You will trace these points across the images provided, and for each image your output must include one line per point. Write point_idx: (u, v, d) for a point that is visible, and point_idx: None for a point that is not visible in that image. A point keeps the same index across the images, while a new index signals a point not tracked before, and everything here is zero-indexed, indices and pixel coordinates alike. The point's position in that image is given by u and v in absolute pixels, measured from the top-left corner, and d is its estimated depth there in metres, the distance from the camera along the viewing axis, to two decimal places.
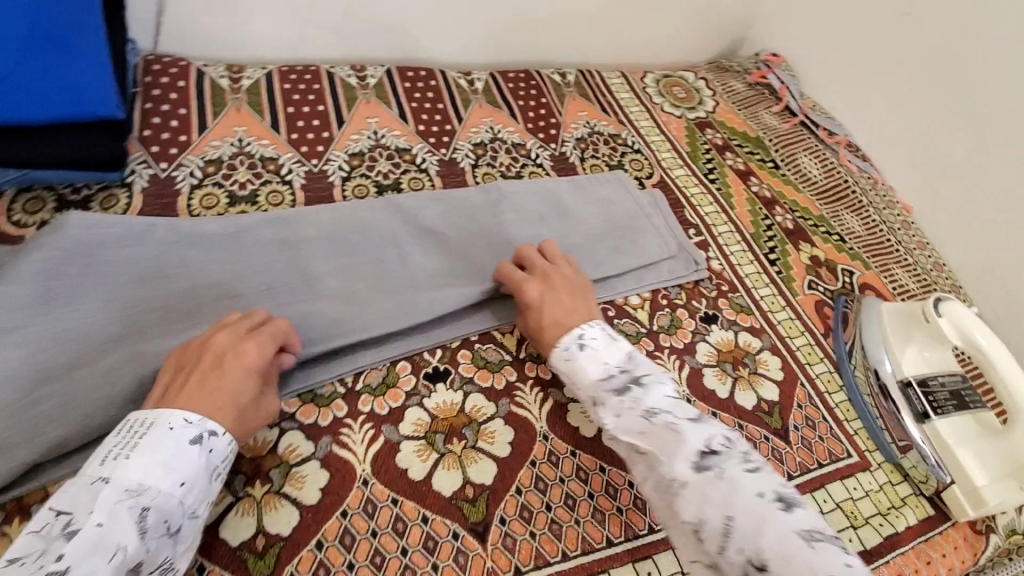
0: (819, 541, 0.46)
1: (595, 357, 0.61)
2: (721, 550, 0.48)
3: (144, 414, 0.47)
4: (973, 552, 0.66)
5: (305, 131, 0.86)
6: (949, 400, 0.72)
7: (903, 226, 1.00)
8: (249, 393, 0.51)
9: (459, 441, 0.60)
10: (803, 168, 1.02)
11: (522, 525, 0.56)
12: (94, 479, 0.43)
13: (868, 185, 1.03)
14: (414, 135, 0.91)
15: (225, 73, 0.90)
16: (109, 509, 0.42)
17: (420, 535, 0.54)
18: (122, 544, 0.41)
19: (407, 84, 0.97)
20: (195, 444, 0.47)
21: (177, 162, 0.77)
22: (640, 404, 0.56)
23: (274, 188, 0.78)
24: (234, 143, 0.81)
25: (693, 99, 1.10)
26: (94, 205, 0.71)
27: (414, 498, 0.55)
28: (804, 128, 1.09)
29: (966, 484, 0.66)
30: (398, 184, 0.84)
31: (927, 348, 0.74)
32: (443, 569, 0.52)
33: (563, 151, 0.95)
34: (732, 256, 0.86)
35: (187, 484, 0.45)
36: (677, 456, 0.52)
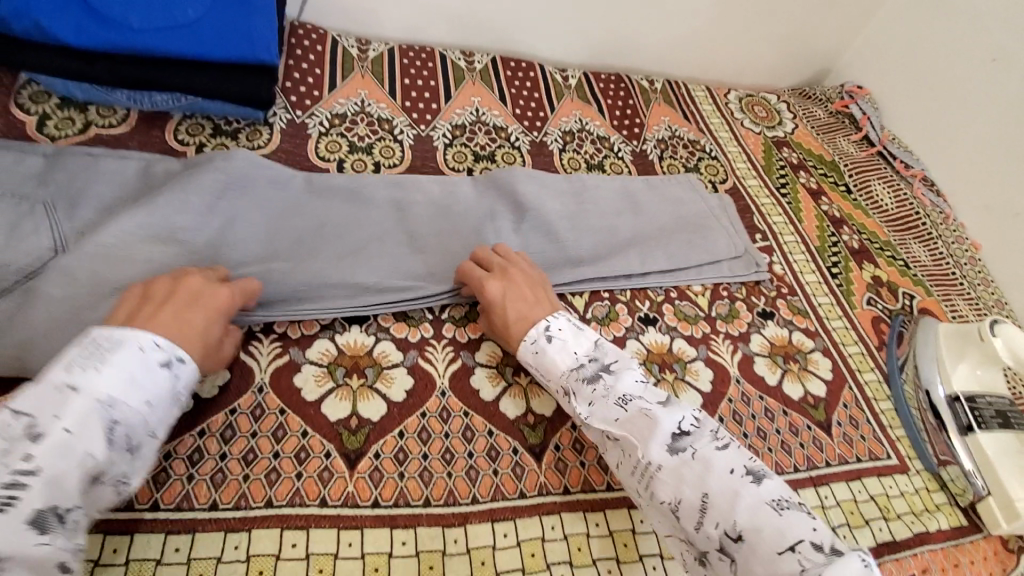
0: (787, 509, 0.48)
1: (563, 349, 0.61)
2: (698, 526, 0.49)
3: (110, 332, 0.49)
4: (1004, 568, 0.67)
5: (417, 101, 0.96)
6: (994, 417, 0.74)
7: (970, 262, 1.01)
8: (215, 336, 0.55)
9: (525, 375, 0.67)
10: (874, 195, 1.06)
11: (574, 454, 0.62)
12: (58, 387, 0.45)
13: (939, 220, 1.05)
14: (511, 117, 0.99)
15: (355, 44, 1.02)
16: (76, 415, 0.44)
17: (485, 444, 0.61)
18: (88, 454, 0.44)
19: (509, 73, 1.07)
20: (163, 367, 0.50)
21: (309, 112, 0.89)
22: (612, 391, 0.57)
23: (387, 144, 0.88)
24: (357, 103, 0.92)
25: (773, 118, 1.15)
26: (241, 137, 0.82)
27: (483, 415, 0.63)
28: (881, 158, 1.12)
29: (1002, 497, 0.68)
30: (493, 156, 0.92)
31: (980, 367, 0.77)
32: (502, 476, 0.59)
33: (646, 149, 1.02)
34: (795, 264, 0.90)
35: (152, 403, 0.48)
36: (651, 440, 0.53)
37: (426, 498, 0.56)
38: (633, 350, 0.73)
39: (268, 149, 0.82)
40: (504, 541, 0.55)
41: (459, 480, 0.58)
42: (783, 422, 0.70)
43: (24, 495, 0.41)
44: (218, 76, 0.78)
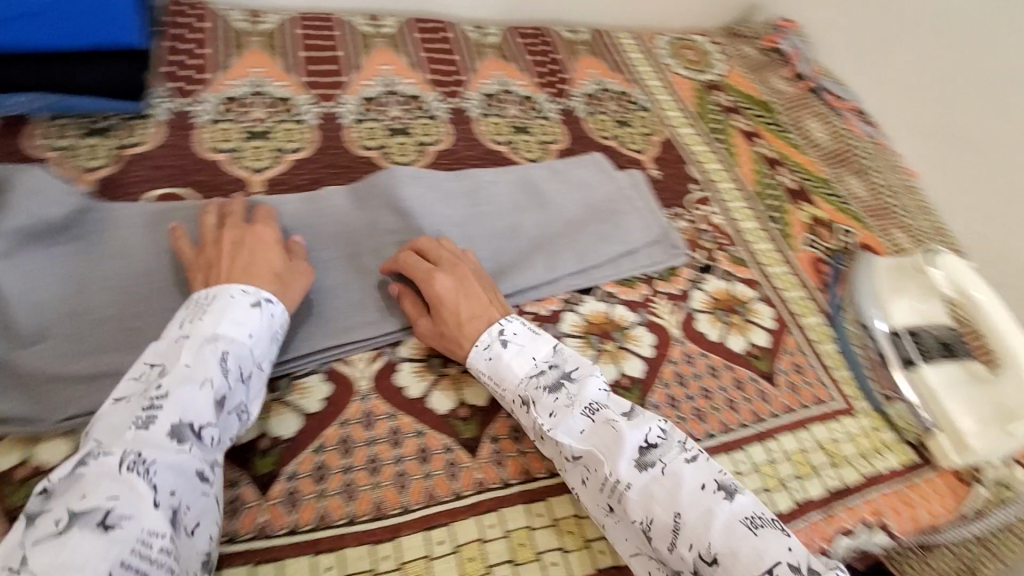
0: (762, 528, 0.45)
1: (521, 354, 0.58)
2: (671, 547, 0.46)
3: (204, 292, 0.53)
4: (958, 500, 0.66)
5: (320, 75, 0.88)
6: (938, 348, 0.73)
7: (906, 192, 0.98)
8: (277, 261, 0.59)
9: (456, 365, 0.63)
10: (809, 131, 1.04)
11: (512, 442, 0.59)
12: (174, 338, 0.49)
13: (873, 150, 1.03)
14: (426, 83, 0.92)
15: (244, 18, 0.92)
16: (192, 354, 0.48)
17: (414, 446, 0.57)
18: (208, 377, 0.47)
19: (422, 35, 0.99)
20: (255, 307, 0.53)
21: (195, 99, 0.80)
22: (577, 401, 0.55)
23: (288, 126, 0.80)
24: (251, 83, 0.84)
25: (704, 62, 1.11)
26: (116, 133, 0.73)
27: (411, 414, 0.59)
28: (814, 94, 1.10)
29: (952, 432, 0.67)
30: (408, 128, 0.85)
31: (920, 301, 0.76)
32: (435, 478, 0.56)
33: (575, 105, 0.97)
34: (734, 213, 0.87)
35: (255, 337, 0.52)
36: (619, 455, 0.50)
37: (349, 515, 0.52)
38: (571, 323, 0.69)
39: (150, 143, 0.73)
40: (439, 548, 0.52)
41: (388, 490, 0.54)
42: (728, 378, 0.69)
43: (161, 414, 0.44)
44: (82, 70, 0.70)
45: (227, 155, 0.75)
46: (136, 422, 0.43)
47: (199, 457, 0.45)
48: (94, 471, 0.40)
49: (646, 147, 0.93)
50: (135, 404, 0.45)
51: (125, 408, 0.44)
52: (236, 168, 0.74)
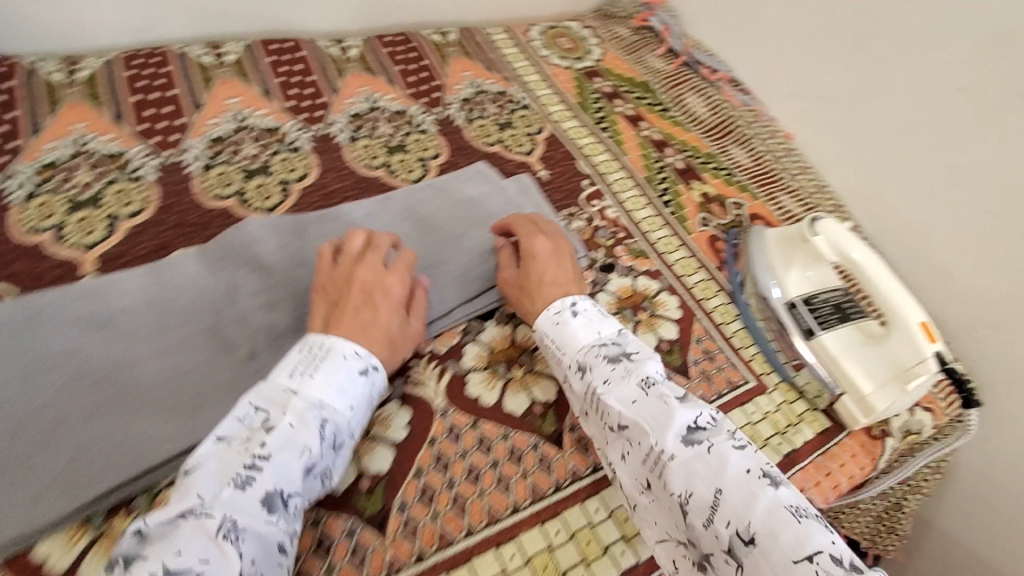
0: (805, 518, 0.45)
1: (587, 325, 0.61)
2: (707, 523, 0.47)
3: (314, 337, 0.55)
4: (872, 458, 0.70)
5: (156, 120, 0.77)
6: (832, 313, 0.74)
7: (786, 154, 0.99)
8: (397, 324, 0.59)
9: (468, 402, 0.63)
10: (688, 107, 1.04)
11: (472, 485, 0.58)
12: (284, 389, 0.51)
13: (751, 118, 1.02)
14: (283, 112, 0.84)
15: (59, 67, 0.79)
16: (296, 415, 0.50)
17: (314, 538, 0.53)
18: (307, 444, 0.49)
19: (272, 58, 0.89)
20: (363, 375, 0.54)
21: (5, 173, 0.68)
22: (633, 373, 0.56)
23: (121, 186, 0.70)
24: (74, 143, 0.72)
25: (579, 49, 1.09)
26: None
27: (311, 500, 0.55)
28: (688, 68, 1.09)
29: (856, 395, 0.69)
30: (267, 166, 0.77)
31: (809, 268, 0.77)
32: (341, 569, 0.52)
33: (455, 114, 0.91)
34: (627, 205, 0.86)
35: (354, 408, 0.53)
36: (666, 428, 0.51)
37: None
38: (473, 356, 0.67)
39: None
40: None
41: None
42: None
43: (258, 478, 0.46)
44: None
45: (48, 235, 0.64)
46: (234, 481, 0.46)
47: (280, 530, 0.46)
48: (190, 527, 0.43)
49: (532, 148, 0.90)
50: (240, 454, 0.47)
51: (231, 455, 0.47)
52: (62, 249, 0.64)
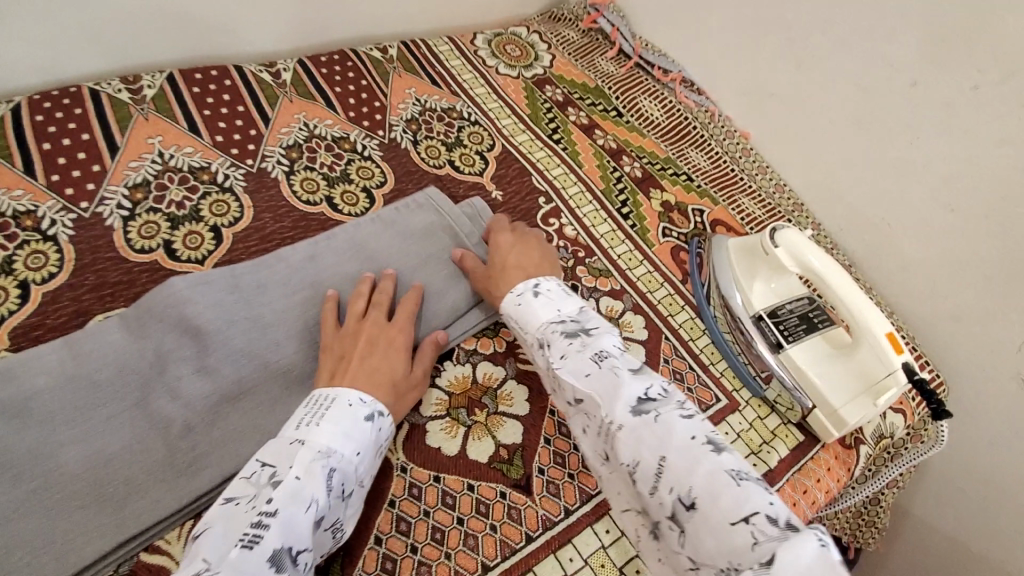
0: (746, 480, 0.40)
1: (547, 302, 0.55)
2: (653, 490, 0.43)
3: (324, 390, 0.46)
4: (846, 468, 0.72)
5: (231, 132, 0.67)
6: (799, 325, 0.70)
7: (743, 154, 0.89)
8: (401, 368, 0.50)
9: (482, 410, 0.55)
10: (644, 111, 0.92)
11: (523, 495, 0.51)
12: (290, 440, 0.42)
13: (707, 120, 0.91)
14: (348, 122, 0.73)
15: (119, 86, 0.67)
16: (305, 464, 0.40)
17: (427, 529, 0.47)
18: (317, 495, 0.39)
19: (325, 70, 0.77)
20: (534, 294, 0.56)
21: (98, 198, 0.59)
22: (589, 347, 0.51)
23: (218, 198, 0.62)
24: (157, 159, 0.63)
25: (528, 55, 0.93)
26: (17, 265, 0.53)
27: (459, 472, 0.51)
28: (640, 70, 0.96)
29: (825, 408, 0.67)
30: (348, 175, 0.68)
31: (774, 280, 0.72)
32: (456, 558, 0.47)
33: (490, 111, 0.83)
34: (586, 219, 0.77)
35: (362, 454, 0.43)
36: (615, 399, 0.46)
37: None
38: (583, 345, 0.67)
39: (65, 273, 0.54)
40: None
41: None
42: (707, 383, 0.70)
43: (266, 536, 0.35)
44: None
45: (160, 252, 0.57)
46: (242, 540, 0.35)
47: None
48: None
49: (484, 167, 0.76)
50: (246, 513, 0.37)
51: (234, 515, 0.37)
52: (177, 265, 0.57)
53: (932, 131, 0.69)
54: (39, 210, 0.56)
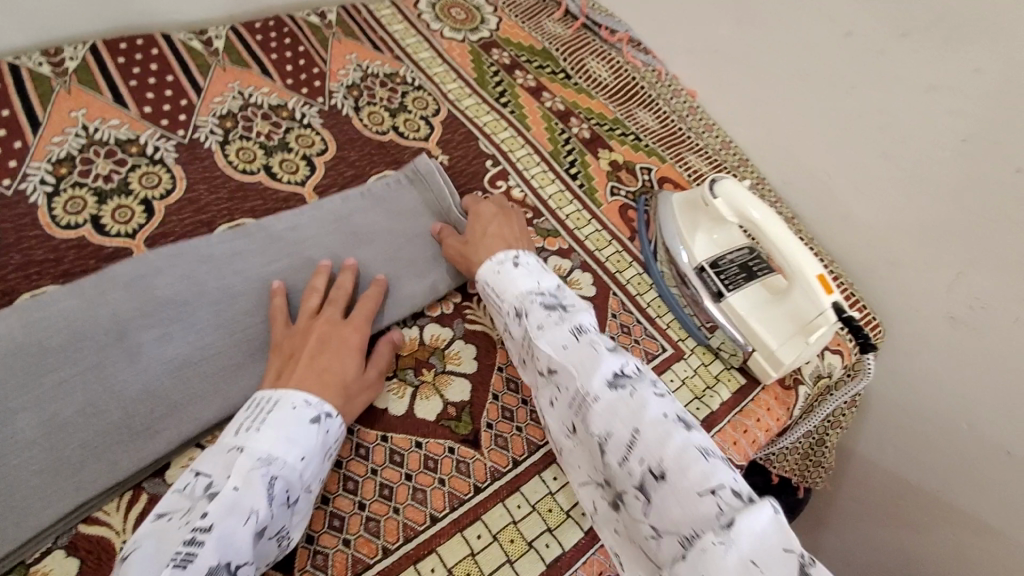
0: (713, 457, 0.52)
1: (527, 274, 0.68)
2: (622, 462, 0.53)
3: (268, 396, 0.58)
4: (786, 407, 0.76)
5: (297, 74, 0.93)
6: (738, 274, 0.78)
7: (690, 112, 1.07)
8: (353, 370, 0.62)
9: (427, 370, 0.69)
10: (591, 72, 1.09)
11: (471, 449, 0.64)
12: (230, 449, 0.54)
13: (653, 79, 1.09)
14: (393, 60, 1.00)
15: (193, 36, 0.93)
16: (242, 474, 0.51)
17: (393, 472, 0.61)
18: (253, 507, 0.50)
19: (259, 38, 0.96)
20: (518, 266, 0.69)
21: (192, 126, 0.83)
22: (566, 321, 0.63)
23: (299, 132, 0.86)
24: (236, 96, 0.88)
25: (474, 19, 1.11)
26: (137, 185, 0.76)
27: (404, 430, 0.64)
28: (540, 35, 1.12)
29: (764, 350, 0.74)
30: (404, 106, 0.94)
31: (714, 231, 0.80)
32: (404, 509, 0.59)
33: (434, 75, 1.01)
34: (534, 180, 0.91)
35: (305, 457, 0.55)
36: (594, 372, 0.57)
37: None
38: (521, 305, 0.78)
39: (177, 189, 0.76)
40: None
41: (363, 540, 0.57)
42: (649, 333, 0.78)
43: (198, 556, 0.46)
44: None
45: (261, 173, 0.81)
46: (173, 560, 0.46)
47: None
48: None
49: (428, 131, 0.93)
50: (180, 530, 0.48)
51: (167, 537, 0.48)
52: (276, 184, 0.80)
53: (828, 114, 0.90)
54: (140, 137, 0.80)
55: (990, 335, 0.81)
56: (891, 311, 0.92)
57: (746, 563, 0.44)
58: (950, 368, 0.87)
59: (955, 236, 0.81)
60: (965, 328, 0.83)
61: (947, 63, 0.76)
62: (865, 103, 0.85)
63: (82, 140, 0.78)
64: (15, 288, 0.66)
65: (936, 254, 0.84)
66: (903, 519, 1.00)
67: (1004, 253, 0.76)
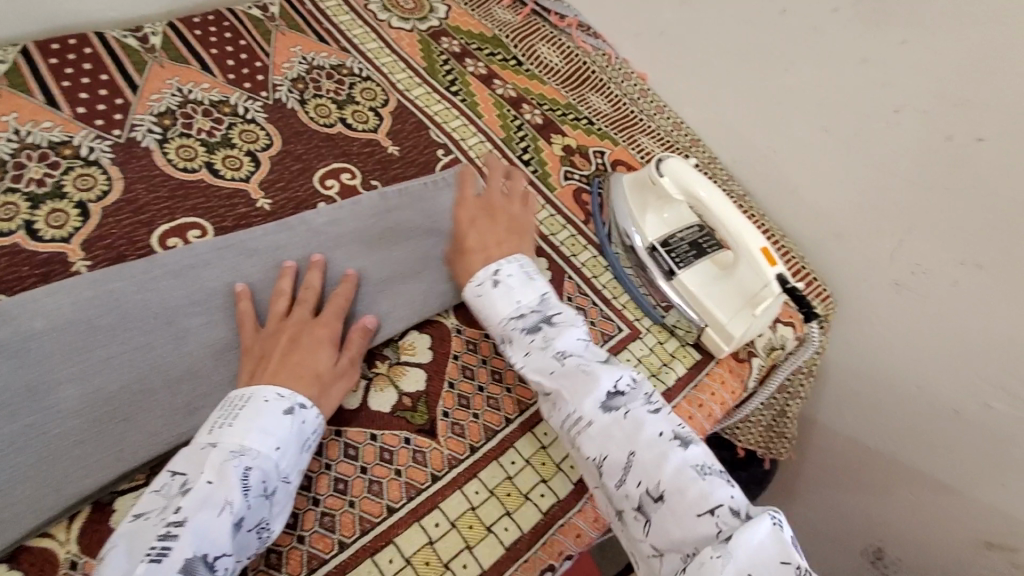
0: (708, 474, 0.53)
1: (507, 295, 0.67)
2: (620, 484, 0.55)
3: (242, 392, 0.56)
4: (741, 380, 0.78)
5: (238, 68, 0.91)
6: (688, 251, 0.79)
7: (642, 95, 1.08)
8: (327, 361, 0.62)
9: (382, 362, 0.68)
10: (543, 59, 1.08)
11: (427, 439, 0.64)
12: (204, 445, 0.52)
13: (604, 63, 1.09)
14: (339, 52, 0.99)
15: (127, 33, 0.90)
16: (216, 467, 0.50)
17: (348, 466, 0.60)
18: (227, 500, 0.49)
19: (198, 32, 0.94)
20: (495, 286, 0.68)
21: (129, 126, 0.80)
22: (551, 344, 0.63)
23: (243, 128, 0.84)
24: (175, 93, 0.85)
25: (422, 8, 1.10)
26: (72, 188, 0.73)
27: (359, 424, 0.63)
28: (490, 22, 1.12)
29: (715, 325, 0.75)
30: (352, 98, 0.93)
31: (664, 211, 0.81)
32: (361, 502, 0.58)
33: (383, 66, 0.99)
34: (487, 167, 0.91)
35: (281, 448, 0.54)
36: (585, 397, 0.58)
37: None
38: None
39: (114, 191, 0.74)
40: (389, 567, 0.56)
41: (318, 536, 0.56)
42: (597, 314, 0.78)
43: (173, 551, 0.46)
44: None
45: (204, 171, 0.78)
46: (149, 556, 0.46)
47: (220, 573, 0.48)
48: None
49: (378, 122, 0.91)
50: (155, 526, 0.47)
51: (141, 534, 0.47)
52: (220, 181, 0.78)
53: (773, 93, 0.92)
54: (74, 138, 0.77)
55: (933, 301, 0.84)
56: (843, 282, 0.94)
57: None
58: (897, 334, 0.90)
59: (895, 206, 0.84)
60: (912, 294, 0.86)
61: (879, 36, 0.79)
62: (806, 80, 0.88)
63: (13, 144, 0.75)
64: None
65: (882, 224, 0.86)
66: (864, 483, 1.03)
67: (942, 219, 0.80)
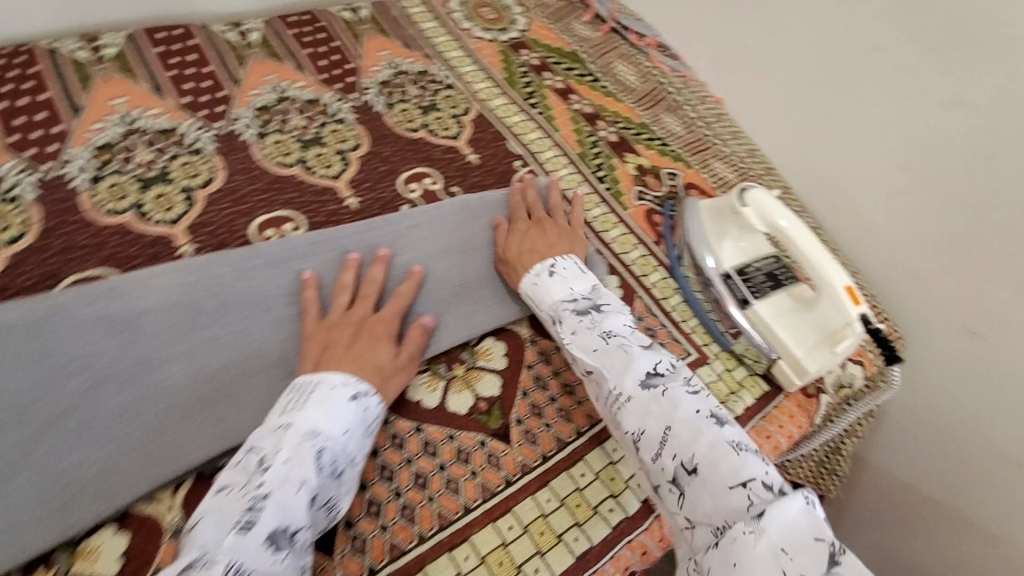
0: (743, 450, 0.55)
1: (563, 282, 0.71)
2: (657, 457, 0.57)
3: (310, 379, 0.59)
4: (807, 415, 0.78)
5: (330, 69, 0.94)
6: (764, 282, 0.80)
7: (717, 120, 1.08)
8: (386, 354, 0.64)
9: (459, 365, 0.70)
10: (620, 77, 1.10)
11: (501, 443, 0.66)
12: (279, 427, 0.55)
13: (680, 85, 1.10)
14: (424, 59, 1.02)
15: (229, 28, 0.94)
16: (292, 446, 0.53)
17: (428, 463, 0.62)
18: (304, 477, 0.51)
19: (294, 32, 0.98)
20: (552, 274, 0.71)
21: (229, 119, 0.84)
22: (598, 326, 0.66)
23: (333, 127, 0.87)
24: (272, 90, 0.89)
25: (503, 19, 1.12)
26: (177, 175, 0.77)
27: (438, 423, 0.65)
28: (569, 36, 1.14)
29: (789, 359, 0.75)
30: (435, 104, 0.96)
31: (741, 240, 0.82)
32: (439, 499, 0.60)
33: (465, 75, 1.02)
34: (562, 181, 0.92)
35: (348, 432, 0.56)
36: (626, 374, 0.60)
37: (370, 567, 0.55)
38: None
39: (216, 181, 0.77)
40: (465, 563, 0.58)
41: (400, 527, 0.58)
42: (666, 335, 0.78)
43: (258, 521, 0.48)
44: None
45: (298, 167, 0.82)
46: (236, 526, 0.47)
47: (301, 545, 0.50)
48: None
49: (459, 130, 0.94)
50: (238, 500, 0.50)
51: (226, 507, 0.49)
52: (313, 178, 0.81)
53: (855, 127, 0.92)
54: (180, 127, 0.81)
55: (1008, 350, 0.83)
56: (911, 322, 0.93)
57: (776, 550, 0.48)
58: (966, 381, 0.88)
59: (977, 251, 0.83)
60: (984, 341, 0.85)
61: (971, 80, 0.79)
62: (889, 118, 0.88)
63: (124, 128, 0.80)
64: (57, 271, 0.67)
65: (958, 268, 0.85)
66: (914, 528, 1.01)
67: None
